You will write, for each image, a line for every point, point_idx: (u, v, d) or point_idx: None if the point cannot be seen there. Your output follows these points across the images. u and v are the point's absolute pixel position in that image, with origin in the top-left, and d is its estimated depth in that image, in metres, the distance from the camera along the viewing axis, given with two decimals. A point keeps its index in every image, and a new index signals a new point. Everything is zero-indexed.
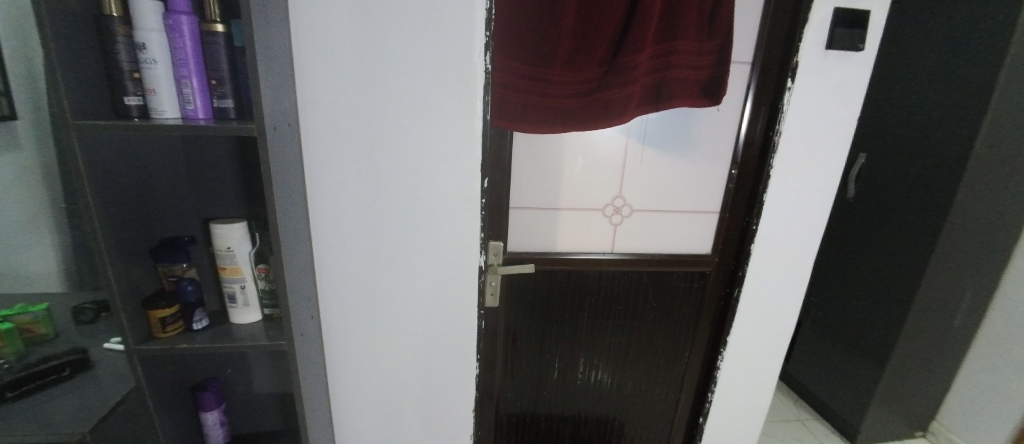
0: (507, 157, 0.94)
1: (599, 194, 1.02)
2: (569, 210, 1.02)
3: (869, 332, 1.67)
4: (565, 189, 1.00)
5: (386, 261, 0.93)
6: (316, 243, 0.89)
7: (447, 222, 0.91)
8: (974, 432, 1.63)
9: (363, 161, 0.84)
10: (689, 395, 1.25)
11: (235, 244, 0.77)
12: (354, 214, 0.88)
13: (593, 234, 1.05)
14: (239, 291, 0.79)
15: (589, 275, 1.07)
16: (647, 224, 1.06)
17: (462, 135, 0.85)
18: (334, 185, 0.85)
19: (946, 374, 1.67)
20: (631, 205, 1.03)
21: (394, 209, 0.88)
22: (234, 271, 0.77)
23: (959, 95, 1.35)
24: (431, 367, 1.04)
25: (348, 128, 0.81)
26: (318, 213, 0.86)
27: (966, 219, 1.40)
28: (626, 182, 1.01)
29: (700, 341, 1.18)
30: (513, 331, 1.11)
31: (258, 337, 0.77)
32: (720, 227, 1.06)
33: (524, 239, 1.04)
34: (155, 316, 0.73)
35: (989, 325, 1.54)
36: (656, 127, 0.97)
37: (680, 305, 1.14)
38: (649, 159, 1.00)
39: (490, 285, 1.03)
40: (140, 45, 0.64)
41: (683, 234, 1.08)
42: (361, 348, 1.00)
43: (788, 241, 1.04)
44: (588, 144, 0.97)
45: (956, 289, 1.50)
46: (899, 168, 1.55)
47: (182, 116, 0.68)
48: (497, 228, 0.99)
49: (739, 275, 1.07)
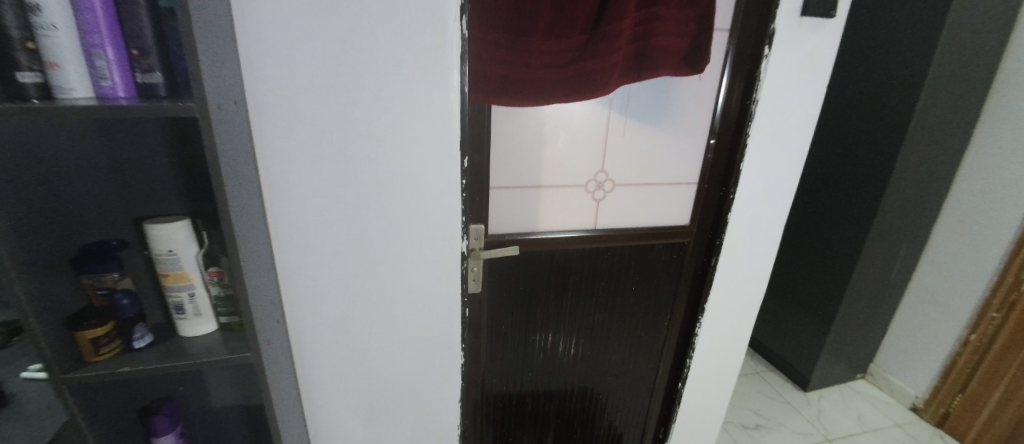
0: (486, 134, 0.86)
1: (581, 170, 0.98)
2: (550, 187, 0.98)
3: (819, 290, 1.80)
4: (548, 166, 0.96)
5: (361, 256, 0.85)
6: (276, 239, 0.79)
7: (426, 208, 0.84)
8: (906, 369, 1.84)
9: (326, 144, 0.75)
10: (668, 362, 1.30)
11: (179, 246, 0.66)
12: (319, 204, 0.79)
13: (577, 211, 1.02)
14: (188, 300, 0.69)
15: (573, 253, 1.05)
16: (628, 199, 1.04)
17: (438, 112, 0.78)
18: (295, 173, 0.75)
19: (883, 321, 1.85)
20: (613, 180, 1.01)
21: (364, 195, 0.80)
22: (180, 277, 0.67)
23: (903, 63, 1.43)
24: (414, 365, 0.99)
25: (306, 108, 0.72)
26: (277, 204, 0.77)
27: (906, 180, 1.52)
28: (608, 156, 0.99)
29: (679, 311, 1.21)
30: (496, 317, 1.07)
31: (217, 350, 0.69)
32: (699, 197, 1.07)
33: (507, 222, 0.99)
34: (85, 338, 0.62)
35: (921, 272, 1.73)
36: (637, 97, 0.95)
37: (662, 277, 1.15)
38: (630, 132, 0.98)
39: (472, 271, 0.96)
40: (31, 4, 0.51)
41: (664, 208, 1.08)
42: (336, 351, 0.92)
43: (761, 208, 1.07)
44: (568, 119, 0.93)
45: (894, 244, 1.65)
46: (845, 134, 1.64)
47: (98, 96, 0.56)
48: (478, 210, 0.92)
49: (717, 244, 1.09)
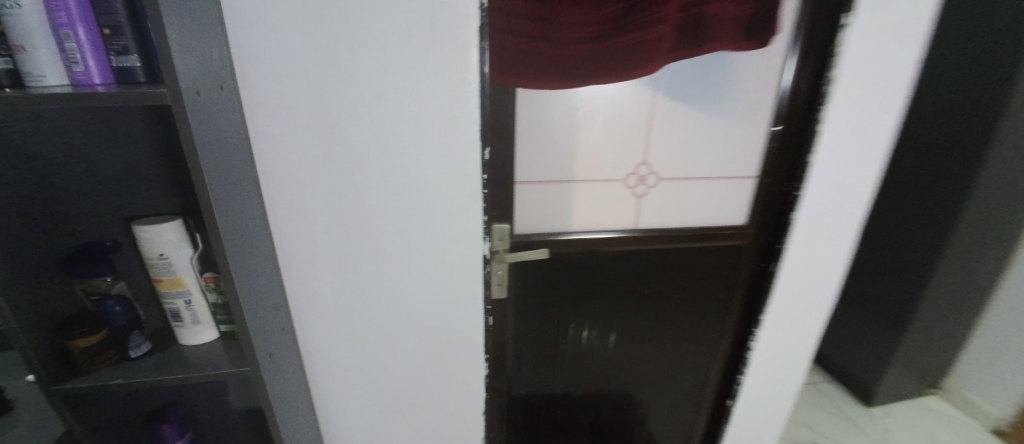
0: (512, 120, 0.75)
1: (620, 162, 0.86)
2: (585, 182, 0.86)
3: (889, 295, 1.58)
4: (582, 157, 0.84)
5: (370, 258, 0.77)
6: (280, 241, 0.72)
7: (439, 208, 0.74)
8: (992, 388, 1.59)
9: (328, 136, 0.66)
10: (716, 377, 1.16)
11: (172, 249, 0.60)
12: (324, 203, 0.71)
13: (614, 209, 0.90)
14: (184, 308, 0.62)
15: (609, 256, 0.93)
16: (674, 195, 0.91)
17: (450, 98, 0.67)
18: (296, 169, 0.68)
19: (965, 332, 1.61)
20: (658, 173, 0.88)
21: (371, 192, 0.71)
22: (173, 282, 0.61)
23: (1006, 30, 1.19)
24: (432, 373, 0.90)
25: (303, 95, 0.63)
26: (276, 201, 0.69)
27: (1005, 170, 1.28)
28: (653, 146, 0.85)
29: (730, 321, 1.07)
30: (521, 325, 0.98)
31: (216, 362, 0.63)
32: (760, 192, 0.92)
33: (535, 221, 0.87)
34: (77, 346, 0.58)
35: (1013, 280, 1.46)
36: (688, 77, 0.81)
37: (710, 283, 1.01)
38: (679, 117, 0.84)
39: (497, 275, 0.86)
40: None
41: (717, 205, 0.94)
42: (348, 357, 0.85)
43: (835, 207, 0.89)
44: (606, 103, 0.80)
45: (987, 246, 1.41)
46: (926, 117, 1.41)
47: (71, 84, 0.50)
48: (503, 208, 0.82)
49: (778, 248, 0.93)
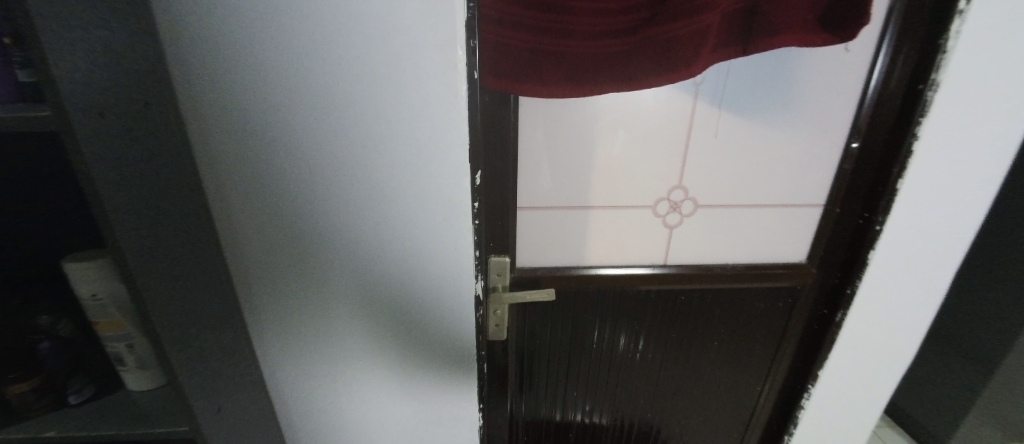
0: (514, 137, 0.63)
1: (649, 185, 0.70)
2: (604, 208, 0.72)
3: (972, 336, 1.33)
4: (600, 180, 0.69)
5: (346, 297, 0.63)
6: (238, 271, 0.59)
7: (429, 237, 0.59)
8: None
9: (287, 139, 0.51)
10: (756, 430, 0.99)
11: (107, 290, 0.51)
12: (285, 223, 0.56)
13: (639, 239, 0.74)
14: (127, 352, 0.54)
15: (632, 293, 0.78)
16: (714, 225, 0.74)
17: (441, 99, 0.51)
18: (249, 181, 0.53)
19: None
20: (695, 199, 0.72)
21: (345, 213, 0.56)
22: (113, 325, 0.53)
23: None
24: (417, 434, 0.75)
25: (254, 85, 0.48)
26: (230, 227, 0.56)
27: None
28: (689, 167, 0.70)
29: (778, 372, 0.90)
30: (526, 368, 0.84)
31: (158, 419, 0.54)
32: (825, 225, 0.74)
33: (544, 253, 0.74)
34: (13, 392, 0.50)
35: None
36: (738, 84, 0.65)
37: (757, 328, 0.85)
38: (726, 132, 0.68)
39: (494, 316, 0.72)
40: None
41: (770, 239, 0.76)
42: (319, 412, 0.72)
43: (923, 245, 0.71)
44: (633, 115, 0.66)
45: None
46: None
47: None
48: (502, 239, 0.69)
49: (847, 293, 0.75)
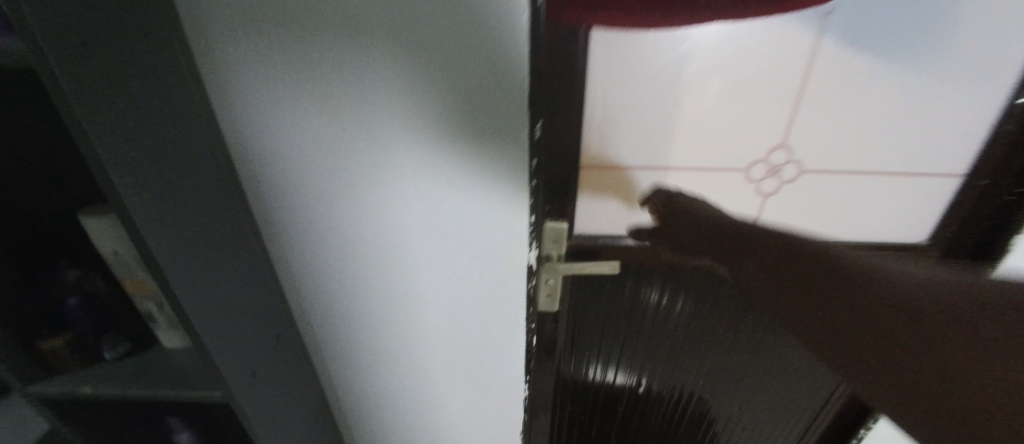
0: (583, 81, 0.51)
1: (743, 145, 0.58)
2: (686, 170, 0.60)
3: None
4: (686, 136, 0.58)
5: (387, 236, 0.55)
6: (268, 200, 0.52)
7: (482, 178, 0.49)
8: None
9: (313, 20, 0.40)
10: None
11: (126, 247, 0.46)
12: (316, 138, 0.47)
13: (723, 210, 0.62)
14: (156, 311, 0.51)
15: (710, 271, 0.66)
16: (816, 195, 0.62)
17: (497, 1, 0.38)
18: (271, 81, 0.44)
19: None
20: (798, 163, 0.60)
21: (384, 126, 0.46)
22: (138, 284, 0.49)
23: None
24: (458, 401, 0.72)
25: None
26: (257, 145, 0.48)
27: None
28: (799, 124, 0.57)
29: None
30: (577, 348, 0.74)
31: (187, 382, 0.50)
32: (962, 199, 0.60)
33: (606, 223, 0.64)
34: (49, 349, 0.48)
35: None
36: (879, 16, 0.50)
37: None
38: (854, 79, 0.53)
39: (544, 286, 0.59)
40: None
41: (882, 215, 0.64)
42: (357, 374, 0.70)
43: None
44: (737, 55, 0.52)
45: None
46: None
47: None
48: (562, 201, 0.57)
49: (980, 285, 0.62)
